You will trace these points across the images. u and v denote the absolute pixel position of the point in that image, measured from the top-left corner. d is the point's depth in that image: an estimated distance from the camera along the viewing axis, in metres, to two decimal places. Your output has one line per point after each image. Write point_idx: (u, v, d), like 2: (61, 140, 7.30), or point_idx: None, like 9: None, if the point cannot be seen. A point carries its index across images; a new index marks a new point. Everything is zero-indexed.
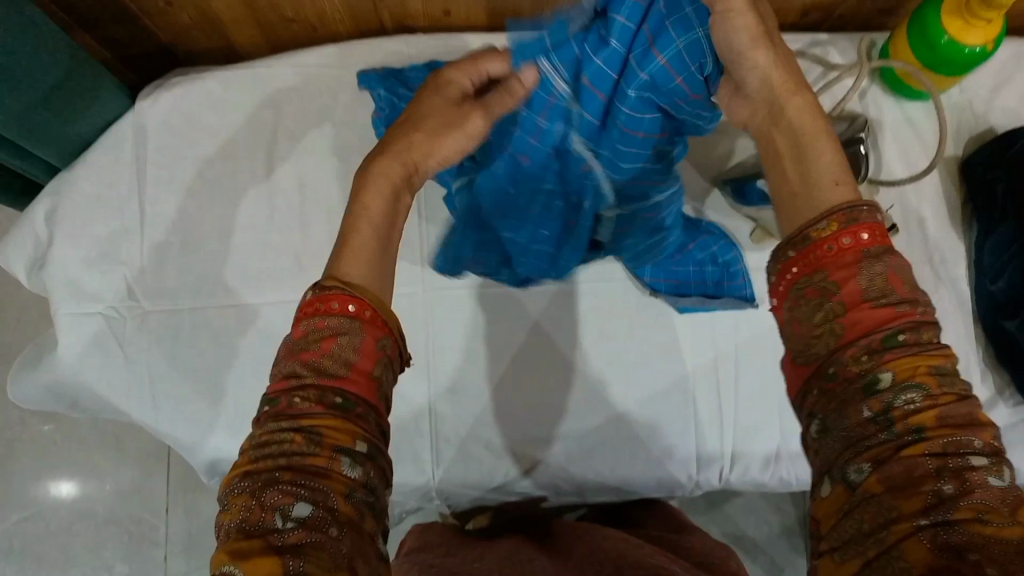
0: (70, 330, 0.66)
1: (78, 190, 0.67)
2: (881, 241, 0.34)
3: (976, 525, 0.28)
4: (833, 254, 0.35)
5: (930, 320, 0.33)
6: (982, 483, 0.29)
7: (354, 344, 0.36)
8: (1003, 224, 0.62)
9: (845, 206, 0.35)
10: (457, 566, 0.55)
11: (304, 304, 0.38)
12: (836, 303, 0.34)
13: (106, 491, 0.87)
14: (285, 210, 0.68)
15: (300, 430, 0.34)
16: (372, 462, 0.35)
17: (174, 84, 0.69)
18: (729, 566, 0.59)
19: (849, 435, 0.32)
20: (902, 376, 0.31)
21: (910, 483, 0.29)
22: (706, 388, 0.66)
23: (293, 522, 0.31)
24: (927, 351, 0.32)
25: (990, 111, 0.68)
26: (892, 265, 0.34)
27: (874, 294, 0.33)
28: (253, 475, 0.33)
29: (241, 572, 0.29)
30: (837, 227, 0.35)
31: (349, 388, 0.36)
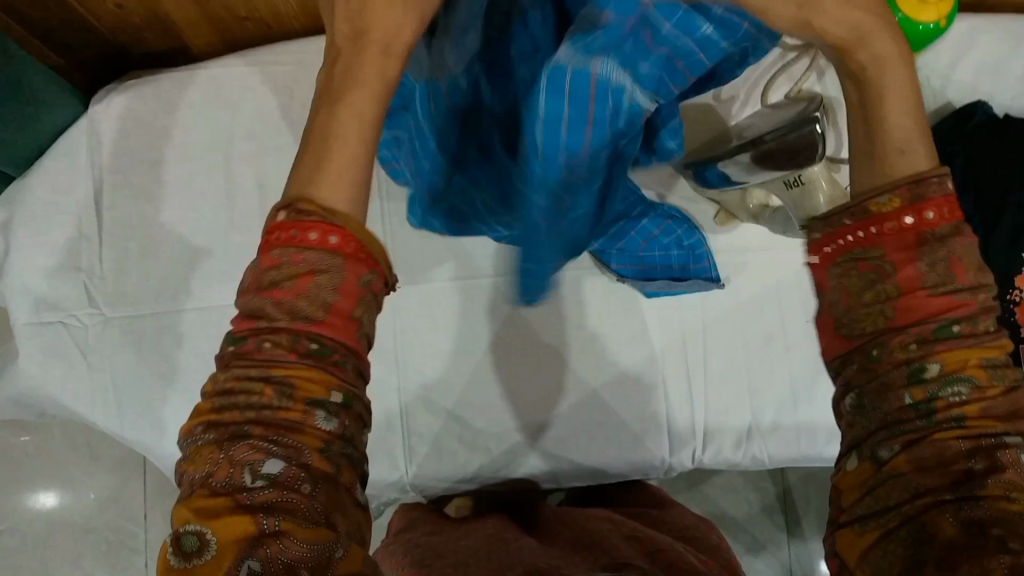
0: (31, 341, 0.65)
1: (34, 197, 0.66)
2: (948, 220, 0.31)
3: (1002, 502, 0.28)
4: (892, 232, 0.31)
5: (986, 309, 0.31)
6: (1014, 462, 0.29)
7: (334, 284, 0.31)
8: (963, 201, 0.64)
9: (915, 180, 0.31)
10: (443, 545, 0.55)
11: (274, 227, 0.32)
12: (886, 283, 0.31)
13: (85, 500, 0.84)
14: (245, 209, 0.67)
15: (270, 382, 0.30)
16: (347, 411, 0.32)
17: (127, 89, 0.68)
18: (710, 539, 0.59)
19: (885, 416, 0.30)
20: (950, 367, 0.30)
21: (940, 463, 0.29)
22: (676, 370, 0.66)
23: (263, 480, 0.28)
24: (982, 342, 0.30)
25: (947, 86, 0.69)
26: (956, 250, 0.31)
27: (933, 282, 0.30)
28: (220, 427, 0.30)
29: (213, 532, 0.27)
30: (899, 205, 0.31)
31: (326, 334, 0.31)
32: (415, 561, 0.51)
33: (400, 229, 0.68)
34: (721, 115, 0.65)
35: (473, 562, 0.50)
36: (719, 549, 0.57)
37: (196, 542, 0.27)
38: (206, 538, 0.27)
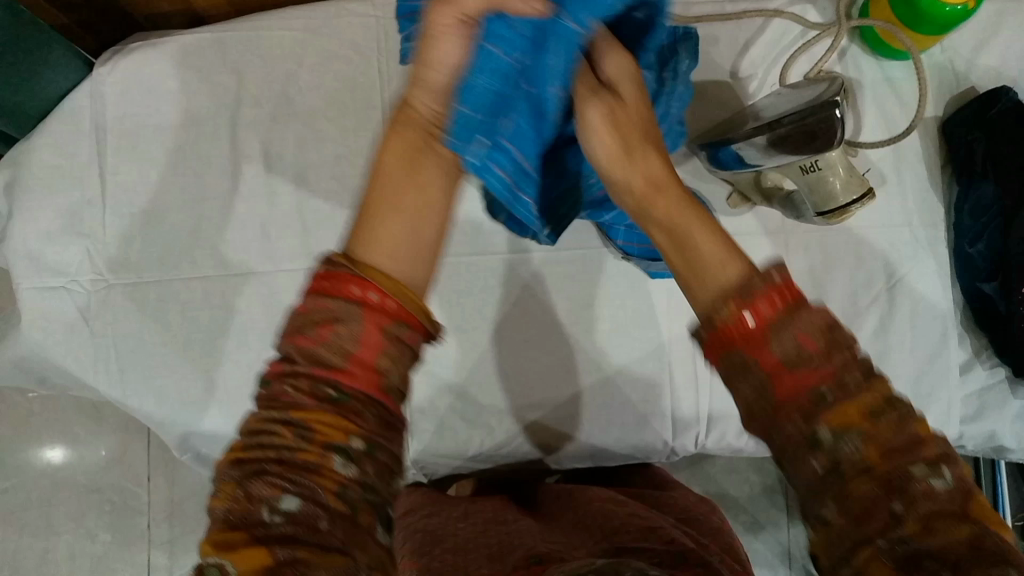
0: (34, 306, 0.64)
1: (36, 161, 0.65)
2: (786, 302, 0.32)
3: (928, 539, 0.28)
4: (741, 334, 0.32)
5: (851, 360, 0.32)
6: (926, 493, 0.29)
7: (353, 332, 0.33)
8: (983, 185, 0.63)
9: (739, 285, 0.33)
10: (442, 527, 0.54)
11: (319, 276, 0.35)
12: (760, 378, 0.32)
13: (87, 460, 0.84)
14: (250, 178, 0.66)
15: (290, 424, 0.31)
16: (372, 459, 0.32)
17: (133, 51, 0.66)
18: (711, 520, 0.58)
19: (812, 487, 0.31)
20: (839, 427, 0.30)
21: (865, 511, 0.29)
22: (682, 355, 0.65)
23: (280, 516, 0.30)
24: (856, 395, 0.31)
25: (971, 70, 0.67)
26: (803, 324, 0.32)
27: (794, 361, 0.32)
28: (243, 465, 0.31)
29: (229, 567, 0.28)
30: (734, 308, 0.33)
31: (345, 381, 0.33)
32: (414, 550, 0.51)
33: None
34: (738, 93, 0.66)
35: (470, 547, 0.49)
36: (720, 532, 0.56)
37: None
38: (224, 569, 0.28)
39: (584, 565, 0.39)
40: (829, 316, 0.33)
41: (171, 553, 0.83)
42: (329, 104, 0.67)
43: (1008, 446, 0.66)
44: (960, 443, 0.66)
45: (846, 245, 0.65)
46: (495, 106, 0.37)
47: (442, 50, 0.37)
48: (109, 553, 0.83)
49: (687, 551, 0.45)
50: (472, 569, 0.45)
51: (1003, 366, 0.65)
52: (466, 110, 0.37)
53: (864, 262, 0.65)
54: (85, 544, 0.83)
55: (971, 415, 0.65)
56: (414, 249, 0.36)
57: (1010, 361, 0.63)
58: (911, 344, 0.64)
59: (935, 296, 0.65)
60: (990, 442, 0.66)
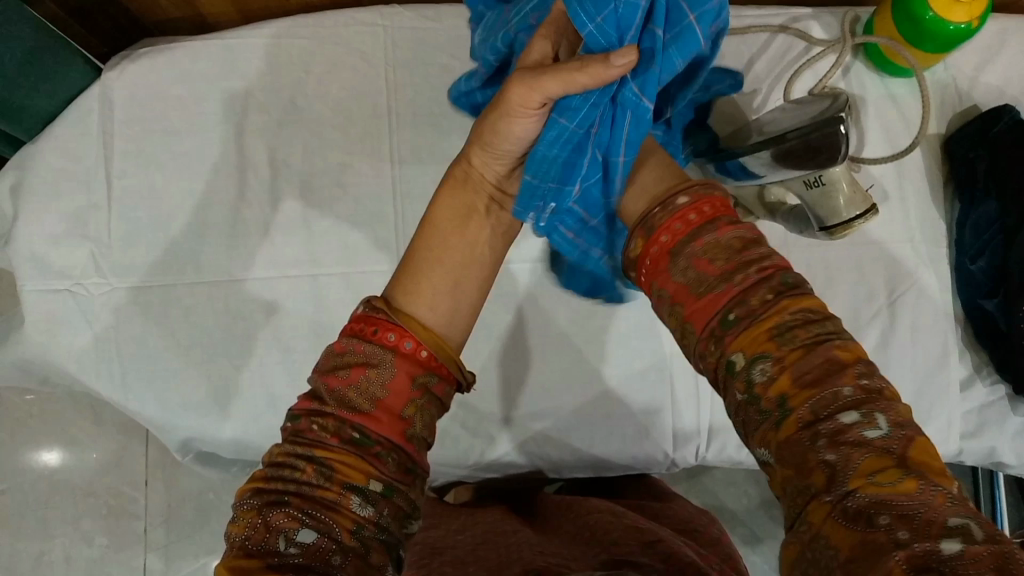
0: (37, 307, 0.64)
1: (43, 164, 0.66)
2: (688, 229, 0.42)
3: (871, 488, 0.31)
4: (651, 263, 0.43)
5: (756, 283, 0.38)
6: (858, 440, 0.32)
7: (382, 379, 0.39)
8: (985, 204, 0.63)
9: (642, 220, 0.44)
10: (441, 539, 0.54)
11: (357, 320, 0.42)
12: (676, 306, 0.41)
13: (85, 464, 0.84)
14: (255, 183, 0.67)
15: (312, 461, 0.36)
16: (386, 501, 0.36)
17: (139, 57, 0.67)
18: (711, 532, 0.58)
19: (741, 419, 0.36)
20: (749, 352, 0.36)
21: (801, 462, 0.33)
22: (684, 367, 0.66)
23: (295, 547, 0.33)
24: (758, 317, 0.37)
25: (974, 88, 0.67)
26: (698, 252, 0.40)
27: (694, 287, 0.40)
28: (263, 494, 0.35)
29: None
30: (642, 244, 0.44)
31: (370, 425, 0.38)
32: (413, 561, 0.50)
33: (411, 212, 0.67)
34: (742, 107, 0.66)
35: (469, 560, 0.49)
36: (720, 543, 0.56)
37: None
38: None
39: None
40: (733, 239, 0.40)
41: (167, 558, 0.83)
42: (335, 111, 0.68)
43: (1006, 462, 0.66)
44: (959, 459, 0.66)
45: (847, 260, 0.65)
46: (563, 172, 0.43)
47: (516, 124, 0.42)
48: (105, 557, 0.82)
49: (686, 563, 0.45)
50: None
51: (1003, 384, 0.65)
52: (531, 178, 0.44)
53: (865, 277, 0.65)
54: (80, 549, 0.82)
55: (972, 432, 0.65)
56: (451, 304, 0.44)
57: (1010, 378, 0.63)
58: (912, 360, 0.64)
59: (934, 313, 0.65)
60: (990, 458, 0.66)
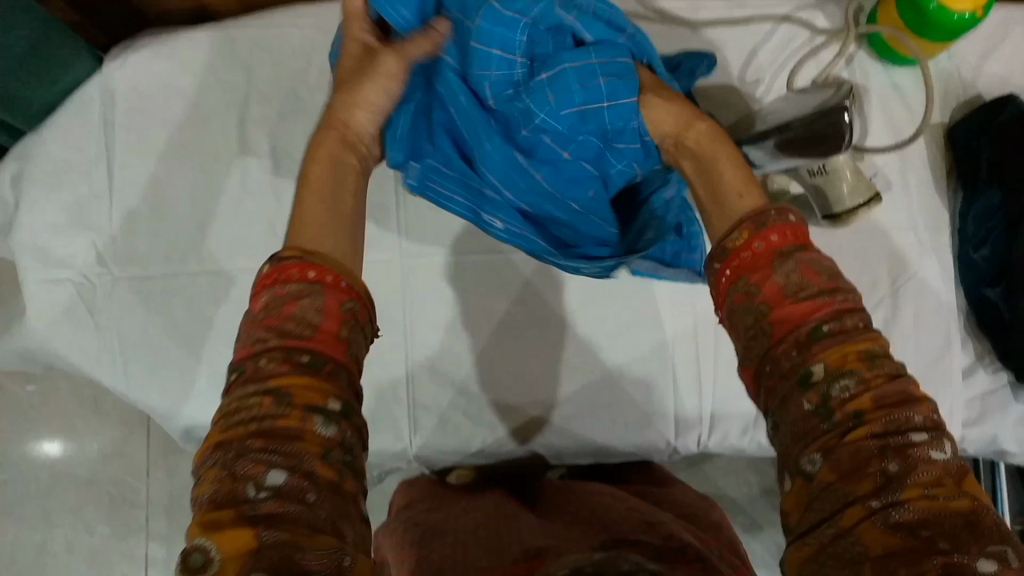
0: (41, 297, 0.65)
1: (45, 153, 0.66)
2: (792, 242, 0.39)
3: (924, 502, 0.31)
4: (749, 261, 0.39)
5: (853, 307, 0.37)
6: (923, 458, 0.32)
7: (316, 306, 0.38)
8: (987, 193, 0.63)
9: (754, 216, 0.41)
10: (443, 521, 0.54)
11: (270, 274, 0.40)
12: (761, 306, 0.38)
13: (87, 454, 0.84)
14: (257, 172, 0.66)
15: (269, 393, 0.35)
16: (346, 420, 0.36)
17: (141, 47, 0.67)
18: (712, 516, 0.59)
19: (798, 427, 0.35)
20: (833, 365, 0.35)
21: (856, 467, 0.32)
22: (685, 354, 0.65)
23: (267, 492, 0.32)
24: (852, 337, 0.36)
25: (978, 77, 0.67)
26: (804, 261, 0.38)
27: (794, 290, 0.37)
28: (226, 446, 0.34)
29: (217, 545, 0.30)
30: (747, 236, 0.40)
31: (315, 348, 0.37)
32: (413, 542, 0.51)
33: (413, 200, 0.67)
34: (746, 96, 0.66)
35: (472, 542, 0.49)
36: (720, 529, 0.57)
37: (201, 560, 0.30)
38: (211, 556, 0.30)
39: (585, 560, 0.39)
40: (830, 266, 0.39)
41: (169, 546, 0.83)
42: None
43: (1008, 450, 0.66)
44: (961, 447, 0.66)
45: (850, 248, 0.65)
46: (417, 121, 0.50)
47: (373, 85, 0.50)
48: (107, 547, 0.82)
49: (687, 547, 0.45)
50: (474, 562, 0.46)
51: (1005, 371, 0.65)
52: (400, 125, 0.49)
53: (868, 265, 0.65)
54: (84, 538, 0.82)
55: (974, 419, 0.65)
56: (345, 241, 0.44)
57: (1013, 366, 0.63)
58: (914, 347, 0.64)
59: (937, 301, 0.65)
60: (991, 445, 0.66)
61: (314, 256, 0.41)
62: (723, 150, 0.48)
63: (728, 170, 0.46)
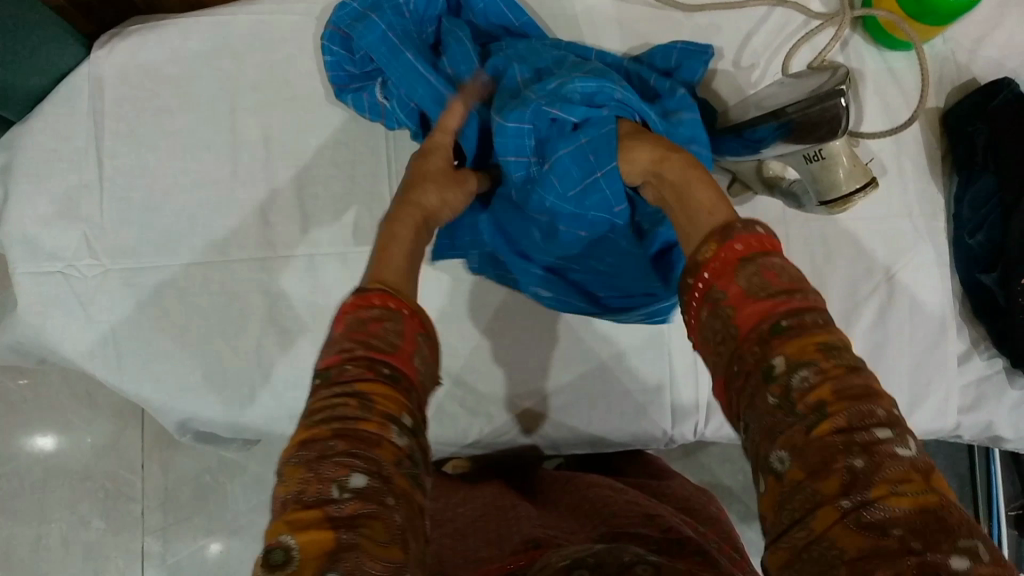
0: (30, 289, 0.64)
1: (34, 145, 0.65)
2: (757, 247, 0.37)
3: (892, 501, 0.29)
4: (716, 266, 0.38)
5: (814, 304, 0.35)
6: (890, 454, 0.30)
7: (397, 329, 0.38)
8: (983, 177, 0.63)
9: (721, 228, 0.39)
10: (442, 511, 0.54)
11: (352, 298, 0.40)
12: (727, 308, 0.37)
13: (80, 447, 0.84)
14: (248, 162, 0.66)
15: (355, 396, 0.35)
16: (415, 436, 0.36)
17: (129, 35, 0.66)
18: (709, 509, 0.58)
19: (765, 423, 0.33)
20: (794, 357, 0.33)
21: (824, 464, 0.30)
22: (681, 341, 0.65)
23: (350, 493, 0.32)
24: (812, 329, 0.34)
25: (973, 62, 0.67)
26: (766, 264, 0.37)
27: (755, 289, 0.36)
28: (310, 445, 0.34)
29: (298, 544, 0.30)
30: (716, 246, 0.39)
31: (394, 363, 0.37)
32: None
33: None
34: (740, 82, 0.66)
35: (469, 533, 0.49)
36: (718, 521, 0.56)
37: (282, 557, 0.30)
38: (292, 553, 0.30)
39: (582, 550, 0.39)
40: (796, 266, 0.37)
41: (164, 541, 0.83)
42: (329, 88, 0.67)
43: (1003, 435, 0.66)
44: (956, 433, 0.67)
45: (845, 234, 0.65)
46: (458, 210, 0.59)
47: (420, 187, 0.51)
48: (102, 540, 0.82)
49: (686, 538, 0.44)
50: (472, 552, 0.45)
51: (1000, 357, 0.65)
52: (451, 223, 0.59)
53: (863, 252, 0.65)
54: (79, 532, 0.82)
55: (969, 405, 0.65)
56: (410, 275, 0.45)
57: (1008, 352, 0.63)
58: (910, 335, 0.64)
59: (932, 287, 0.65)
60: (987, 431, 0.67)
61: (397, 291, 0.41)
62: (696, 174, 0.45)
63: (697, 188, 0.44)
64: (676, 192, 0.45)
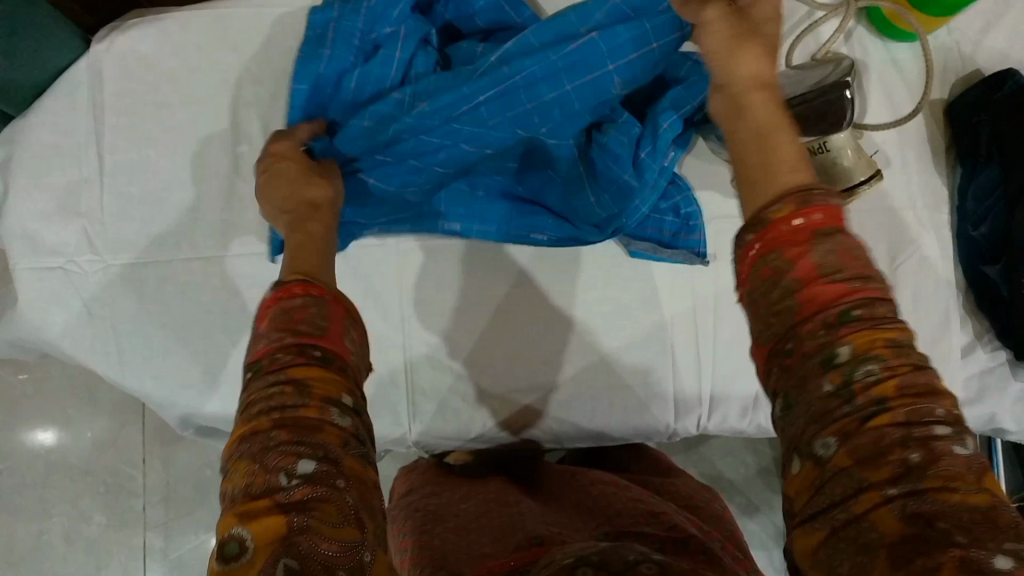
0: (32, 284, 0.64)
1: (33, 139, 0.65)
2: (835, 222, 0.35)
3: (944, 494, 0.28)
4: (784, 235, 0.35)
5: (884, 297, 0.33)
6: (947, 451, 0.29)
7: (322, 313, 0.38)
8: (987, 168, 0.63)
9: (799, 189, 0.35)
10: (445, 508, 0.54)
11: (265, 301, 0.40)
12: (788, 284, 0.34)
13: (81, 442, 0.83)
14: (249, 156, 0.65)
15: (290, 383, 0.35)
16: (359, 416, 0.36)
17: (129, 29, 0.66)
18: (714, 508, 0.58)
19: (816, 409, 0.32)
20: (860, 348, 0.32)
21: (877, 453, 0.30)
22: (685, 335, 0.65)
23: (299, 479, 0.32)
24: (882, 324, 0.32)
25: (977, 53, 0.67)
26: (844, 243, 0.34)
27: (829, 269, 0.33)
28: (252, 438, 0.33)
29: (253, 535, 0.30)
30: (790, 209, 0.35)
31: (325, 345, 0.37)
32: (415, 530, 0.50)
33: None
34: None
35: (473, 528, 0.49)
36: (722, 520, 0.56)
37: (237, 549, 0.30)
38: (246, 544, 0.30)
39: (587, 548, 0.39)
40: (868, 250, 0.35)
41: (166, 535, 0.82)
42: None
43: (1007, 427, 0.66)
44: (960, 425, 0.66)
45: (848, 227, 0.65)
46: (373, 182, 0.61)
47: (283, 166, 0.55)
48: (104, 535, 0.82)
49: (691, 538, 0.44)
50: (476, 549, 0.45)
51: (1004, 349, 0.65)
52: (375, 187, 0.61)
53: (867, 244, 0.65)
54: (80, 527, 0.82)
55: (974, 398, 0.65)
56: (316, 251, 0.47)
57: (1011, 344, 0.63)
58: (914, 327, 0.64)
59: (936, 280, 0.65)
60: (990, 424, 0.67)
61: (317, 280, 0.41)
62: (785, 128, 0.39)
63: (785, 142, 0.38)
64: (756, 129, 0.39)
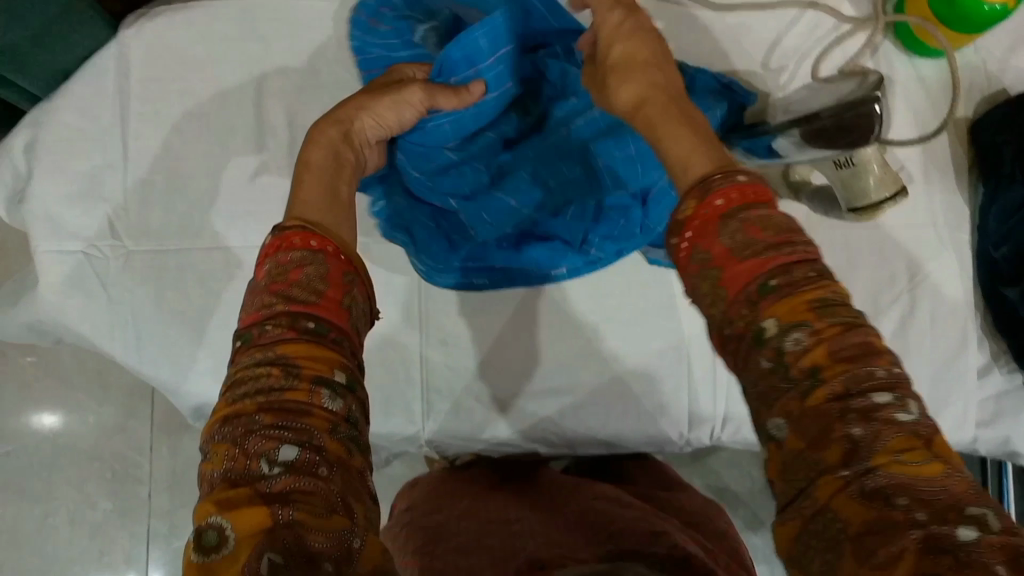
0: (50, 267, 0.64)
1: (58, 123, 0.65)
2: (750, 200, 0.36)
3: (895, 467, 0.29)
4: (701, 224, 0.36)
5: (802, 258, 0.34)
6: (888, 420, 0.30)
7: (320, 273, 0.38)
8: (1011, 188, 0.62)
9: (699, 182, 0.37)
10: (443, 525, 0.53)
11: (265, 246, 0.40)
12: (712, 270, 0.35)
13: (90, 427, 0.84)
14: (272, 148, 0.66)
15: (277, 365, 0.34)
16: (351, 394, 0.36)
17: (157, 16, 0.66)
18: (718, 524, 0.58)
19: (762, 389, 0.33)
20: (785, 320, 0.32)
21: (823, 434, 0.30)
22: (701, 352, 0.65)
23: (280, 466, 0.32)
24: (800, 288, 0.33)
25: (1004, 72, 0.67)
26: (752, 217, 0.35)
27: (740, 249, 0.34)
28: (235, 421, 0.33)
29: (232, 524, 0.30)
30: (694, 205, 0.36)
31: (319, 314, 0.37)
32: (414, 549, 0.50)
33: None
34: (769, 85, 0.66)
35: (473, 549, 0.49)
36: (726, 537, 0.56)
37: (216, 538, 0.30)
38: (226, 534, 0.30)
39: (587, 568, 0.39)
40: (786, 221, 0.35)
41: (171, 523, 0.83)
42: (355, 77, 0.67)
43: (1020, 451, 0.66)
44: (973, 446, 0.66)
45: (868, 244, 0.65)
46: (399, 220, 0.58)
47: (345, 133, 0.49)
48: (108, 521, 0.82)
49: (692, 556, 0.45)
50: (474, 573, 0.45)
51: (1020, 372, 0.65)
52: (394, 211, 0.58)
53: (885, 260, 0.64)
54: (85, 511, 0.82)
55: (988, 419, 0.65)
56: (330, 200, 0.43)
57: None
58: (931, 347, 0.64)
59: (953, 301, 0.65)
60: (1003, 447, 0.66)
61: (317, 226, 0.40)
62: (673, 122, 0.40)
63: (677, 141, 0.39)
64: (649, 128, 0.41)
